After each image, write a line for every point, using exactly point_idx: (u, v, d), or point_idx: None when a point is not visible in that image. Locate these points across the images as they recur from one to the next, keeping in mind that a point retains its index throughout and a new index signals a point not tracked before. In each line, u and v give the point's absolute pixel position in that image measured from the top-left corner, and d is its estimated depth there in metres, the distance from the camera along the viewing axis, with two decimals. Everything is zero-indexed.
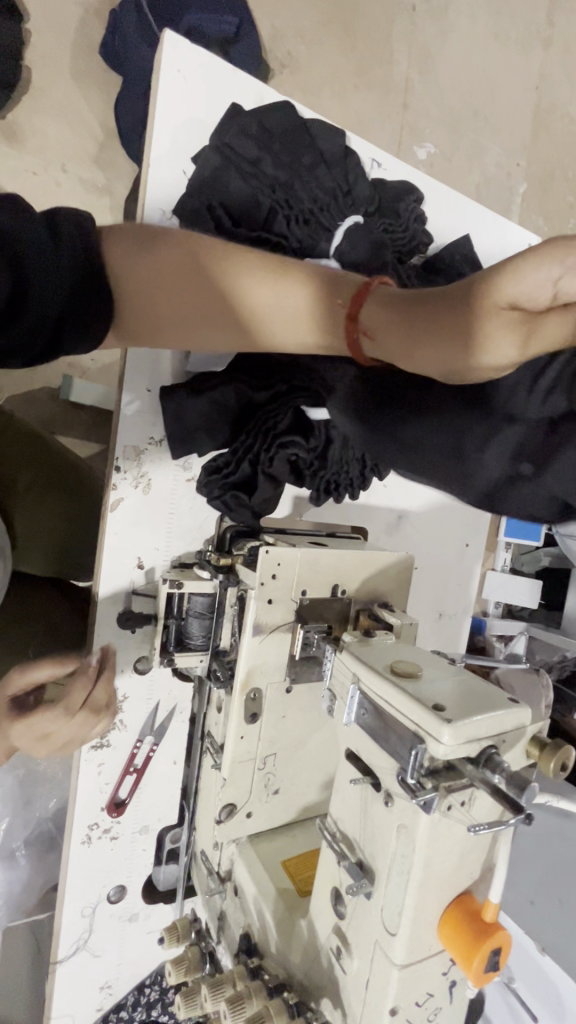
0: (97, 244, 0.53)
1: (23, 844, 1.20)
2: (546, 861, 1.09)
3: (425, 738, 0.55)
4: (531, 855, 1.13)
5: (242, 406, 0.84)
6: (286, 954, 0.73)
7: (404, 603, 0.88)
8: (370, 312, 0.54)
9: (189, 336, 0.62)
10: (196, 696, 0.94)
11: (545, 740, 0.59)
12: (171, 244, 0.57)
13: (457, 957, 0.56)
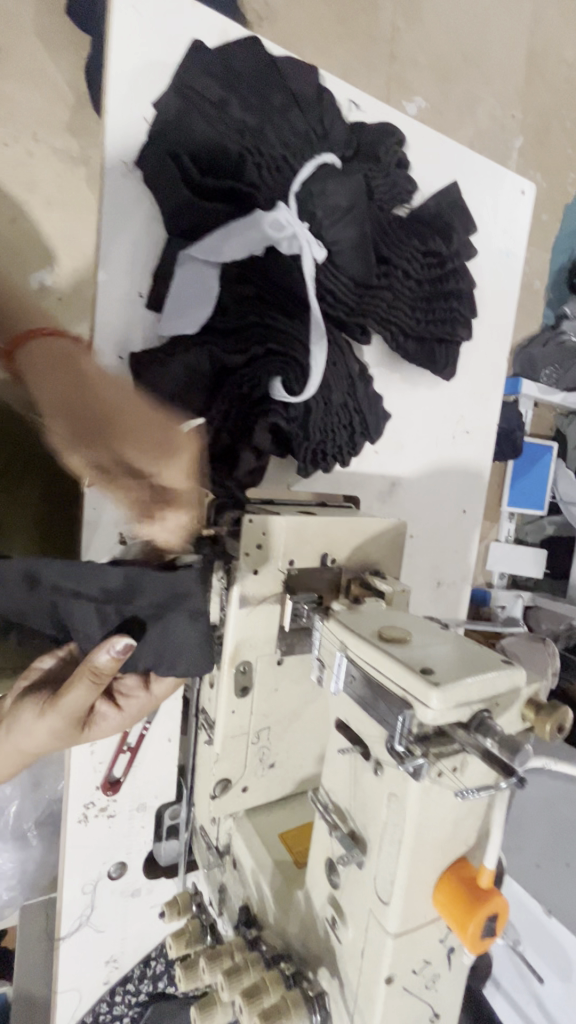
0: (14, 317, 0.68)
1: (34, 825, 1.20)
2: (551, 826, 1.09)
3: (412, 704, 0.52)
4: (537, 820, 1.12)
5: (216, 372, 0.81)
6: (284, 925, 0.72)
7: (397, 572, 0.86)
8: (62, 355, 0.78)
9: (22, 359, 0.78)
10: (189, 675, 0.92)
11: (542, 702, 0.56)
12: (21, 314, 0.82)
13: (452, 924, 0.54)
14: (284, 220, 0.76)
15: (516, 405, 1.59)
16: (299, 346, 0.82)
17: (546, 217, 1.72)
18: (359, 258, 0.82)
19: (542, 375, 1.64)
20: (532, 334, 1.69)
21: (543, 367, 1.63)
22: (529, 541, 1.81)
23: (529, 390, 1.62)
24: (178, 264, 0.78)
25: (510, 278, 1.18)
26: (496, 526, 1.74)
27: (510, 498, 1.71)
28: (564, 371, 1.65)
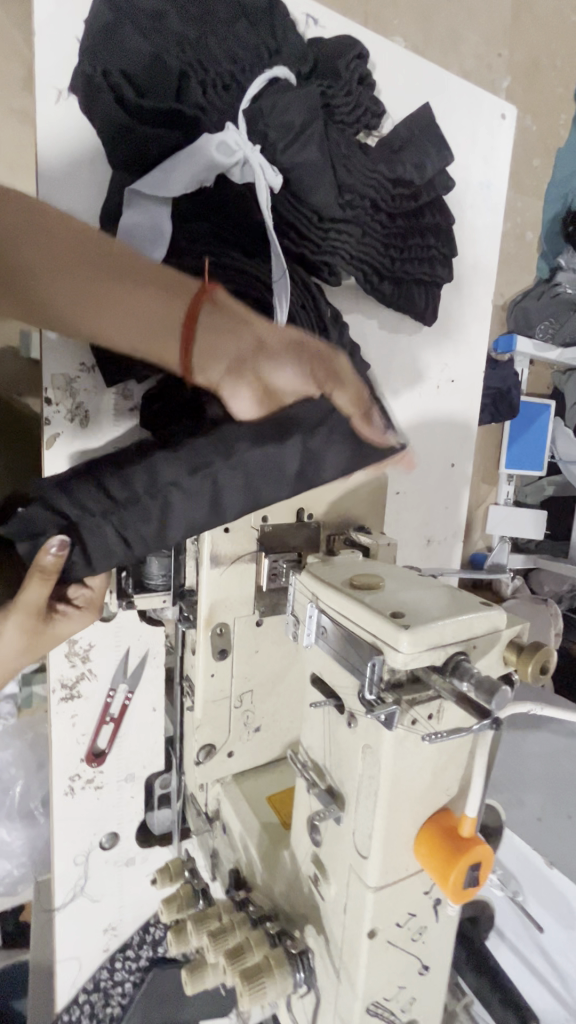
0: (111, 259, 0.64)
1: (42, 803, 1.20)
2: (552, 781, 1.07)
3: (383, 649, 0.49)
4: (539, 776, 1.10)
5: None
6: (272, 885, 0.70)
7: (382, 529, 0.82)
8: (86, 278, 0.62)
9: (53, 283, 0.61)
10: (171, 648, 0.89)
11: (523, 642, 0.53)
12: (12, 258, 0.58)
13: (433, 875, 0.52)
14: (233, 142, 0.70)
15: (510, 363, 1.54)
16: (262, 285, 0.76)
17: (537, 162, 1.56)
18: (320, 184, 0.76)
19: (538, 329, 1.58)
20: (526, 287, 1.61)
21: (537, 320, 1.56)
22: (528, 502, 1.76)
23: (523, 347, 1.56)
24: (125, 202, 0.73)
25: (492, 213, 1.11)
26: (494, 489, 1.68)
27: (508, 459, 1.65)
28: (561, 324, 1.59)
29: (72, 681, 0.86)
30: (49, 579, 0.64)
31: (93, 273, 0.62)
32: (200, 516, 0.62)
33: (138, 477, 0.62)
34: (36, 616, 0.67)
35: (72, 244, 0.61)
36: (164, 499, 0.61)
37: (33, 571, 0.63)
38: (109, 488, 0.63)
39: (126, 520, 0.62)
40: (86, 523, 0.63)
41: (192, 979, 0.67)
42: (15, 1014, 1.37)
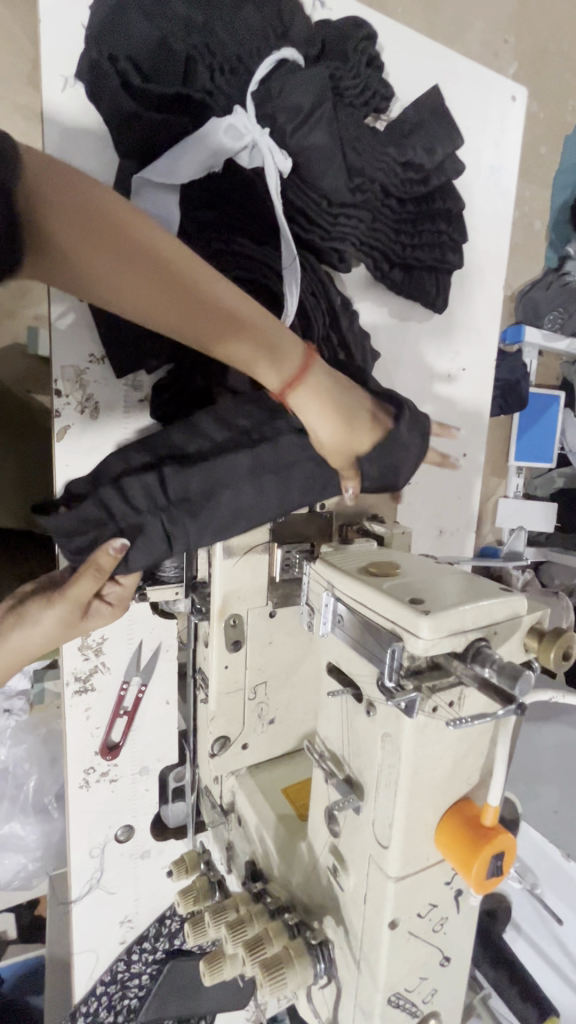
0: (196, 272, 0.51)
1: (56, 799, 1.20)
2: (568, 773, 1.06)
3: (402, 636, 0.48)
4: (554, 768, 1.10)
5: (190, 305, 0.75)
6: (289, 876, 0.70)
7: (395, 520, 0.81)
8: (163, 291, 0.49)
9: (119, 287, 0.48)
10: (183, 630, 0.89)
11: (544, 628, 0.52)
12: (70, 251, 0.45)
13: (456, 865, 0.51)
14: (242, 127, 0.69)
15: (519, 354, 1.52)
16: (272, 273, 0.76)
17: (545, 150, 1.52)
18: (329, 168, 0.75)
19: (546, 320, 1.56)
20: (535, 277, 1.59)
21: (547, 310, 1.54)
22: (539, 495, 1.75)
23: (533, 337, 1.54)
24: (133, 191, 0.72)
25: (502, 199, 1.09)
26: (504, 482, 1.66)
27: (518, 451, 1.63)
28: (569, 313, 1.56)
29: (86, 675, 0.86)
30: (102, 576, 0.60)
31: (172, 301, 0.50)
32: (239, 524, 0.64)
33: (191, 484, 0.62)
34: (78, 608, 0.62)
35: (137, 244, 0.47)
36: (213, 507, 0.62)
37: (88, 567, 0.59)
38: (161, 489, 0.62)
39: (175, 523, 0.62)
40: (133, 522, 0.61)
41: (211, 971, 0.67)
42: (31, 1009, 1.37)
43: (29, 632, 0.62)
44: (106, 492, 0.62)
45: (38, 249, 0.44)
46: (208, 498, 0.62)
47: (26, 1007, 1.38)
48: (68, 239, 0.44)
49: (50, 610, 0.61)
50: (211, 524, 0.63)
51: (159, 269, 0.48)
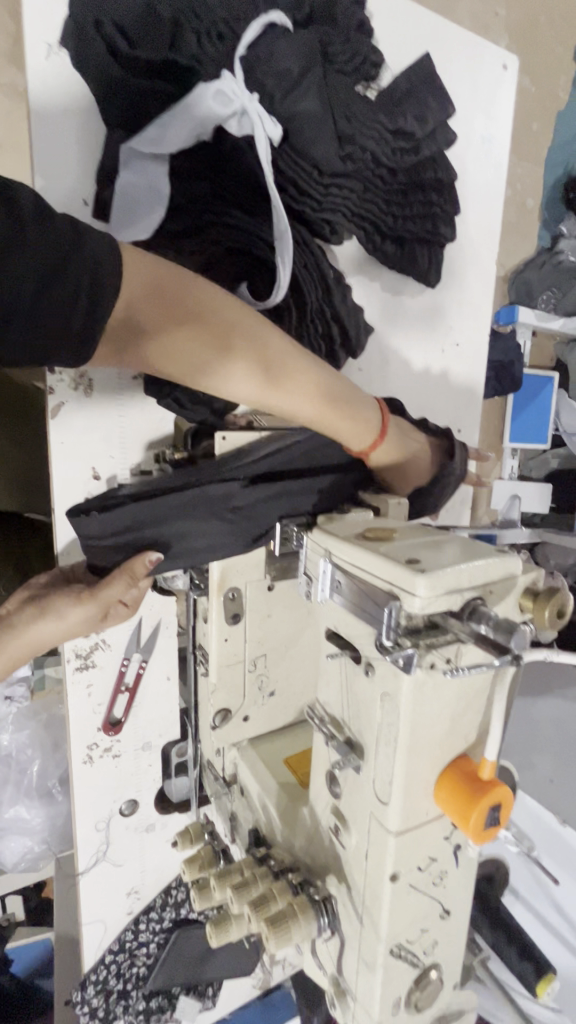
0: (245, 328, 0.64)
1: (60, 782, 1.20)
2: None
3: (399, 595, 0.48)
4: None
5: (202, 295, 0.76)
6: (292, 840, 0.71)
7: (404, 489, 0.80)
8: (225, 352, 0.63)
9: (187, 351, 0.62)
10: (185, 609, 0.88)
11: (538, 587, 0.52)
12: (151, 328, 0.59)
13: (454, 818, 0.52)
14: (230, 92, 0.67)
15: (512, 334, 1.52)
16: (264, 243, 0.77)
17: (536, 127, 1.50)
18: (319, 135, 0.74)
19: (539, 300, 1.55)
20: (527, 256, 1.59)
21: (540, 291, 1.54)
22: (534, 475, 1.76)
23: (527, 318, 1.53)
24: (122, 162, 0.71)
25: (494, 172, 1.08)
26: (499, 462, 1.67)
27: (513, 430, 1.63)
28: (564, 293, 1.55)
29: (87, 652, 0.87)
30: (133, 583, 0.69)
31: (229, 352, 0.63)
32: (290, 512, 0.70)
33: (257, 491, 0.69)
34: (100, 611, 0.71)
35: (199, 313, 0.61)
36: (269, 510, 0.70)
37: (121, 572, 0.67)
38: (227, 495, 0.68)
39: (238, 522, 0.69)
40: (167, 533, 0.69)
41: (217, 932, 0.68)
42: (42, 990, 1.39)
43: (51, 625, 0.71)
44: (162, 501, 0.67)
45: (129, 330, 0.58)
46: (260, 493, 0.69)
47: (35, 989, 1.39)
48: (152, 322, 0.59)
49: (77, 607, 0.70)
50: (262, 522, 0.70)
51: (220, 337, 0.62)
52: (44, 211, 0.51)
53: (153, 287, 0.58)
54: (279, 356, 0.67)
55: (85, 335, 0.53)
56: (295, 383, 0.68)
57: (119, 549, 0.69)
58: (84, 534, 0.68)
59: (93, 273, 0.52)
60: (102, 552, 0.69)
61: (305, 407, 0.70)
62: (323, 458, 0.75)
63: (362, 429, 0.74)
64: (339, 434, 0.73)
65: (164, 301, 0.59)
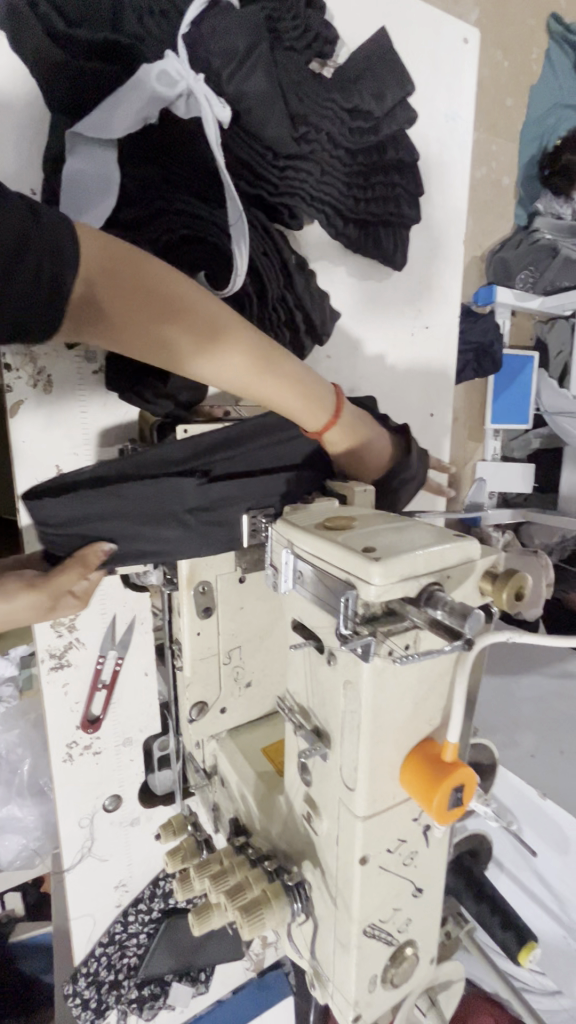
0: (227, 321, 0.63)
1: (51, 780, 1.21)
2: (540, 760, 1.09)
3: (355, 583, 0.48)
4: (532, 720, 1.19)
5: None
6: (269, 829, 0.71)
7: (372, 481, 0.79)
8: (209, 341, 0.62)
9: (168, 334, 0.60)
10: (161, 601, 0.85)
11: (497, 570, 0.53)
12: (130, 307, 0.58)
13: (418, 799, 0.53)
14: (174, 73, 0.66)
15: (490, 315, 1.51)
16: (219, 231, 0.76)
17: (510, 102, 1.47)
18: (270, 116, 0.73)
19: (517, 280, 1.55)
20: (502, 236, 1.57)
21: (516, 271, 1.53)
22: (515, 457, 1.76)
23: (504, 297, 1.53)
24: (68, 149, 0.69)
25: (459, 149, 1.06)
26: (481, 446, 1.67)
27: (494, 412, 1.63)
28: (541, 272, 1.57)
29: (61, 651, 0.86)
30: (87, 572, 0.66)
31: (212, 341, 0.62)
32: (258, 505, 0.70)
33: (229, 492, 0.69)
34: (50, 598, 0.65)
35: (179, 299, 0.60)
36: (234, 502, 0.69)
37: (74, 560, 0.65)
38: (185, 497, 0.67)
39: (222, 525, 0.70)
40: (122, 529, 0.67)
41: (199, 921, 0.69)
42: (43, 984, 1.40)
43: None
44: (123, 499, 0.65)
45: (104, 310, 0.57)
46: (227, 492, 0.69)
47: (35, 985, 1.39)
48: (110, 303, 0.56)
49: (26, 595, 0.64)
50: (229, 521, 0.70)
51: (200, 332, 0.61)
52: (3, 189, 0.50)
53: (112, 265, 0.55)
54: (262, 351, 0.66)
55: (39, 312, 0.52)
56: (278, 377, 0.67)
57: (69, 537, 0.66)
58: (38, 519, 0.65)
59: (49, 251, 0.51)
60: (55, 539, 0.66)
61: (264, 390, 0.68)
62: (289, 453, 0.74)
63: (318, 411, 0.71)
64: (298, 418, 0.71)
65: (143, 283, 0.58)
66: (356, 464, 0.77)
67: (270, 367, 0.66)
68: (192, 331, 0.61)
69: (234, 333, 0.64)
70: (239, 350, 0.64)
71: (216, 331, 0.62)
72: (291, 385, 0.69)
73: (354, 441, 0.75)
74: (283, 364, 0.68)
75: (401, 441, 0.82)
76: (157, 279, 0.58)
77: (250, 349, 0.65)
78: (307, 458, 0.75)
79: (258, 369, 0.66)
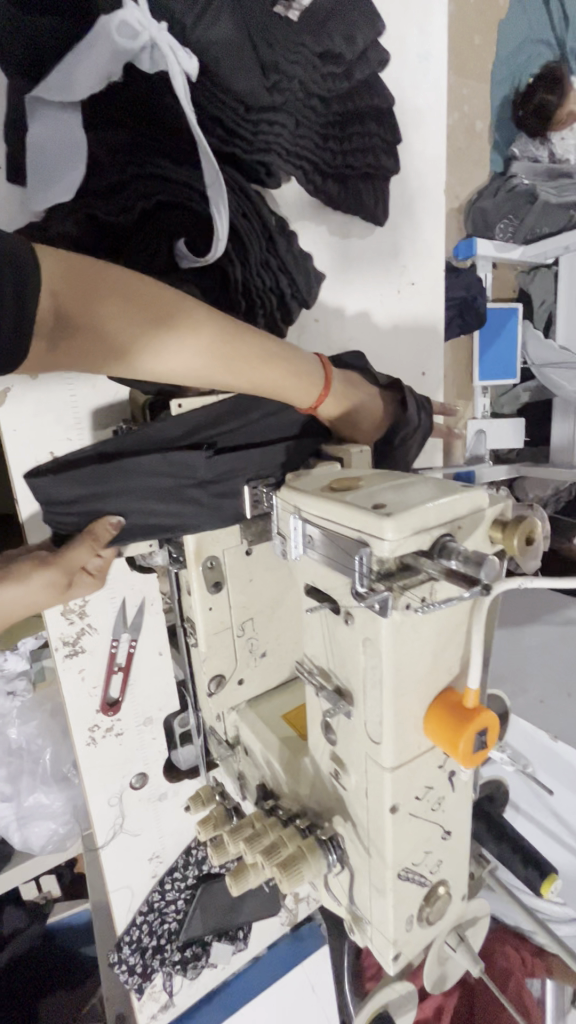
0: (193, 305, 0.64)
1: (74, 766, 1.23)
2: (546, 684, 1.19)
3: (369, 542, 0.48)
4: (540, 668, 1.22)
5: (142, 255, 0.74)
6: (296, 790, 0.73)
7: (373, 440, 0.80)
8: (179, 326, 0.62)
9: (136, 329, 0.60)
10: (169, 585, 0.85)
11: (506, 517, 0.53)
12: (96, 310, 0.57)
13: (444, 746, 0.54)
14: (135, 22, 0.61)
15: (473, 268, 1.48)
16: (196, 193, 0.73)
17: (479, 40, 1.40)
18: (239, 65, 0.70)
19: (497, 229, 1.52)
20: (481, 184, 1.53)
21: (497, 220, 1.50)
22: (505, 412, 1.76)
23: (485, 249, 1.50)
24: (29, 114, 0.66)
25: (434, 90, 1.02)
26: (472, 403, 1.67)
27: (482, 369, 1.62)
28: (521, 220, 1.51)
29: (74, 638, 0.87)
30: (100, 549, 0.66)
31: (183, 326, 0.62)
32: (261, 474, 0.69)
33: (232, 463, 0.67)
34: (65, 576, 0.67)
35: (140, 291, 0.60)
36: (235, 473, 0.68)
37: (84, 537, 0.65)
38: (196, 470, 0.66)
39: (225, 498, 0.68)
40: (130, 505, 0.67)
41: (237, 882, 0.72)
42: (88, 958, 1.45)
43: (12, 592, 0.66)
44: (118, 478, 0.65)
45: (73, 318, 0.56)
46: (226, 465, 0.67)
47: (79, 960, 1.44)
48: (81, 313, 0.57)
49: (42, 575, 0.66)
50: (233, 495, 0.68)
51: (167, 319, 0.61)
52: None
53: (75, 275, 0.56)
54: (231, 326, 0.66)
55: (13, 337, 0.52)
56: (255, 348, 0.68)
57: (82, 513, 0.67)
58: (43, 497, 0.66)
59: (11, 270, 0.51)
60: (58, 515, 0.66)
61: (249, 371, 0.68)
62: (281, 425, 0.73)
63: (309, 386, 0.71)
64: (284, 390, 0.70)
65: (104, 284, 0.58)
66: (352, 427, 0.77)
67: (242, 340, 0.67)
68: (158, 321, 0.61)
69: (199, 315, 0.64)
70: (209, 330, 0.64)
71: (182, 316, 0.62)
72: (270, 355, 0.69)
73: (347, 407, 0.75)
74: (253, 336, 0.68)
75: (396, 392, 0.82)
76: (115, 278, 0.59)
77: (220, 327, 0.65)
78: (304, 423, 0.75)
79: (232, 345, 0.66)
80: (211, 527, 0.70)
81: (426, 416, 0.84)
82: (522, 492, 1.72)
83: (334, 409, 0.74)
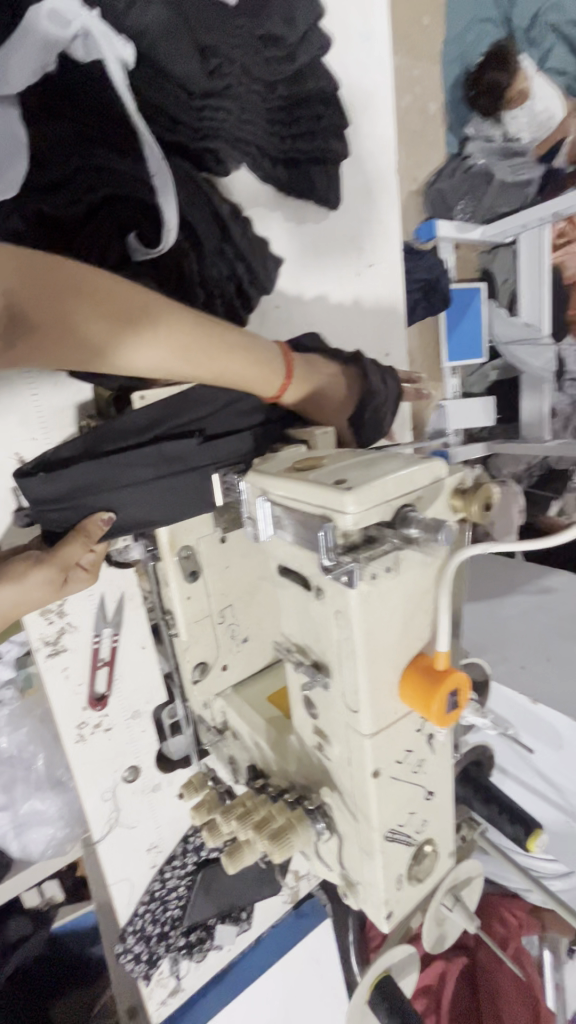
0: (150, 298, 0.63)
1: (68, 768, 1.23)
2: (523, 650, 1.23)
3: (332, 516, 0.49)
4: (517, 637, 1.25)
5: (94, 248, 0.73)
6: (284, 766, 0.75)
7: (344, 419, 0.80)
8: (137, 321, 0.62)
9: (93, 325, 0.60)
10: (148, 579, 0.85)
11: (464, 484, 0.54)
12: (51, 307, 0.57)
13: (418, 708, 0.56)
14: (67, 12, 0.64)
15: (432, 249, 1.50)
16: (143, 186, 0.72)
17: (427, 20, 1.38)
18: (177, 51, 0.70)
19: (457, 209, 1.54)
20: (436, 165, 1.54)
21: (456, 200, 1.53)
22: (475, 392, 1.78)
23: (445, 230, 1.53)
24: None
25: (380, 71, 1.02)
26: (441, 384, 1.69)
27: (449, 348, 1.63)
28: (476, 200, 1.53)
29: (56, 637, 0.87)
30: (92, 544, 0.67)
31: (141, 321, 0.62)
32: (229, 463, 0.70)
33: (198, 454, 0.68)
34: (61, 572, 0.69)
35: (95, 286, 0.59)
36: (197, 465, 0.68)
37: (77, 536, 0.65)
38: (165, 462, 0.67)
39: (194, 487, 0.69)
40: (120, 498, 0.66)
41: (233, 859, 0.73)
42: (96, 956, 1.46)
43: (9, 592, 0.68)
44: (94, 474, 0.64)
45: (27, 316, 0.56)
46: (193, 457, 0.68)
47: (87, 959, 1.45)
48: (36, 311, 0.56)
49: (37, 575, 0.67)
50: (202, 484, 0.69)
51: (125, 314, 0.61)
52: None
53: (28, 271, 0.55)
54: (190, 318, 0.66)
55: None
56: (215, 339, 0.68)
57: (64, 511, 0.66)
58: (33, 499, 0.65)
59: None
60: (51, 515, 0.65)
61: (211, 362, 0.68)
62: (244, 413, 0.74)
63: (269, 374, 0.72)
64: (245, 380, 0.71)
65: (57, 280, 0.57)
66: (316, 408, 0.78)
67: (202, 332, 0.67)
68: (116, 316, 0.61)
69: (157, 308, 0.64)
70: (168, 324, 0.64)
71: (139, 310, 0.62)
72: (230, 346, 0.69)
73: (308, 391, 0.77)
74: (213, 327, 0.68)
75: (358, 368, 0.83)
76: (69, 273, 0.58)
77: (179, 319, 0.65)
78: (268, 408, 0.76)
79: (192, 337, 0.66)
80: (184, 515, 0.70)
81: (393, 383, 0.85)
82: (493, 467, 1.75)
83: (295, 396, 0.75)
